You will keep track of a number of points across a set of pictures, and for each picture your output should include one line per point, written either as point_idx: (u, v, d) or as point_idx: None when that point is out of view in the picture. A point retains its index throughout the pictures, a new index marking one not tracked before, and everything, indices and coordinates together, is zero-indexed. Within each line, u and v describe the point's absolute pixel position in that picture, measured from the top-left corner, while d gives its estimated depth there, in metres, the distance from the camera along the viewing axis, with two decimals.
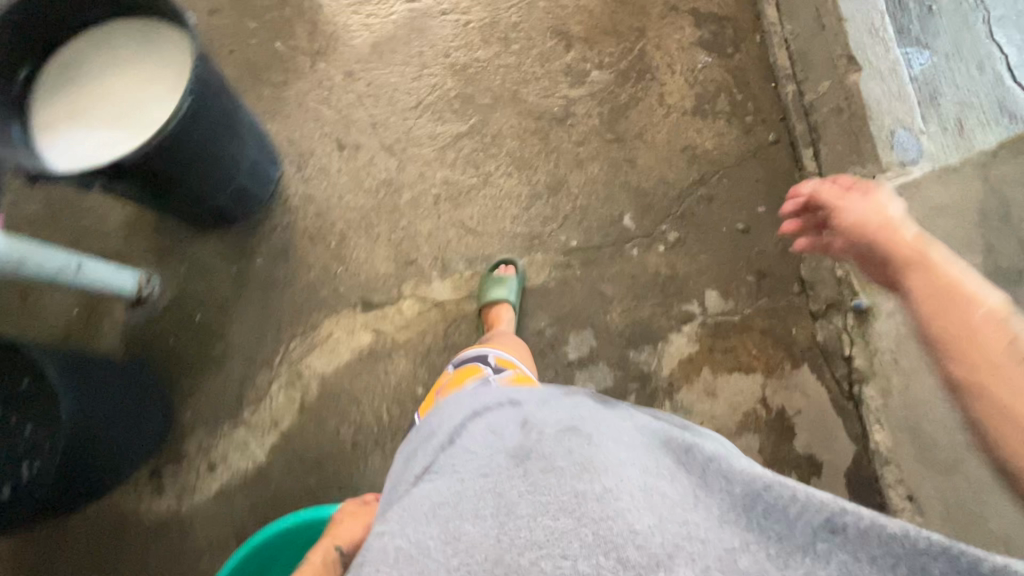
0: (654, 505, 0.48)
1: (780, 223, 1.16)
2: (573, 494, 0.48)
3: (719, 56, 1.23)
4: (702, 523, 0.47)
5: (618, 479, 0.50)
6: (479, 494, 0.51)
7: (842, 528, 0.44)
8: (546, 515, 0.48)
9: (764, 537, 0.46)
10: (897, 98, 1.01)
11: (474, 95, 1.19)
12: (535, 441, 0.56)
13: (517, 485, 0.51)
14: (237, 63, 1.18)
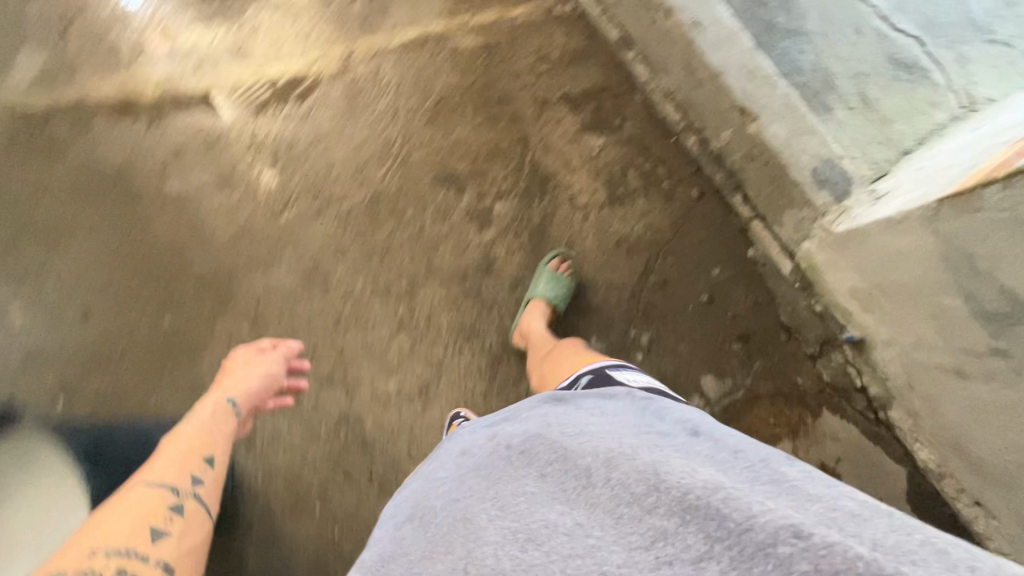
0: (621, 528, 0.47)
1: (741, 278, 1.11)
2: (546, 525, 0.49)
3: (610, 133, 1.16)
4: (665, 528, 0.45)
5: (588, 509, 0.50)
6: (458, 527, 0.52)
7: (807, 535, 0.40)
8: (515, 542, 0.48)
9: (724, 531, 0.42)
10: (803, 133, 0.96)
11: (389, 285, 1.11)
12: (511, 474, 0.56)
13: (488, 512, 0.52)
14: (135, 361, 1.09)
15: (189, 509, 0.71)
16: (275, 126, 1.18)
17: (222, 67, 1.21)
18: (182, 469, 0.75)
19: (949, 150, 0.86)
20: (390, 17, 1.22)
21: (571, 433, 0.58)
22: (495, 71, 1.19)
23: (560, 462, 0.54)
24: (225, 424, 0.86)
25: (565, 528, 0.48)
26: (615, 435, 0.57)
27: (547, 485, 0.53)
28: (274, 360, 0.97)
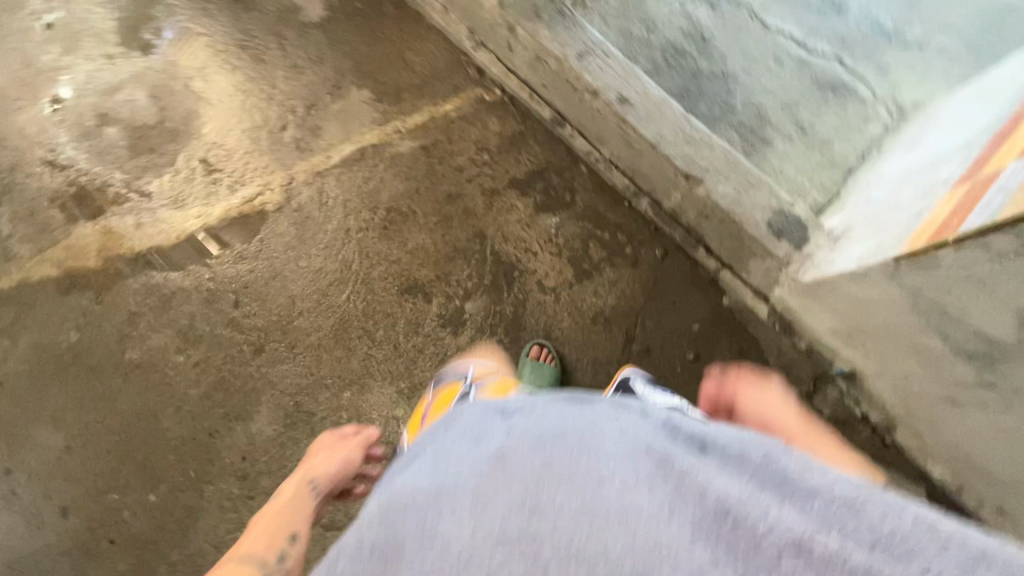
0: (629, 524, 0.40)
1: (722, 329, 1.11)
2: (550, 501, 0.42)
3: (563, 210, 1.16)
4: (677, 540, 0.39)
5: (593, 494, 0.42)
6: (453, 489, 0.46)
7: (806, 549, 0.37)
8: (510, 514, 0.42)
9: (732, 554, 0.38)
10: (751, 188, 0.97)
11: (375, 410, 1.09)
12: (510, 449, 0.49)
13: (483, 479, 0.46)
14: (126, 547, 1.04)
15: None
16: (227, 270, 1.15)
17: (162, 221, 1.18)
18: (273, 542, 0.75)
19: (901, 182, 0.87)
20: (323, 139, 1.22)
21: (588, 425, 0.51)
22: (438, 171, 1.19)
23: (566, 447, 0.47)
24: (306, 503, 0.86)
25: (565, 505, 0.42)
26: (636, 428, 0.50)
27: (553, 468, 0.45)
28: (351, 443, 0.97)
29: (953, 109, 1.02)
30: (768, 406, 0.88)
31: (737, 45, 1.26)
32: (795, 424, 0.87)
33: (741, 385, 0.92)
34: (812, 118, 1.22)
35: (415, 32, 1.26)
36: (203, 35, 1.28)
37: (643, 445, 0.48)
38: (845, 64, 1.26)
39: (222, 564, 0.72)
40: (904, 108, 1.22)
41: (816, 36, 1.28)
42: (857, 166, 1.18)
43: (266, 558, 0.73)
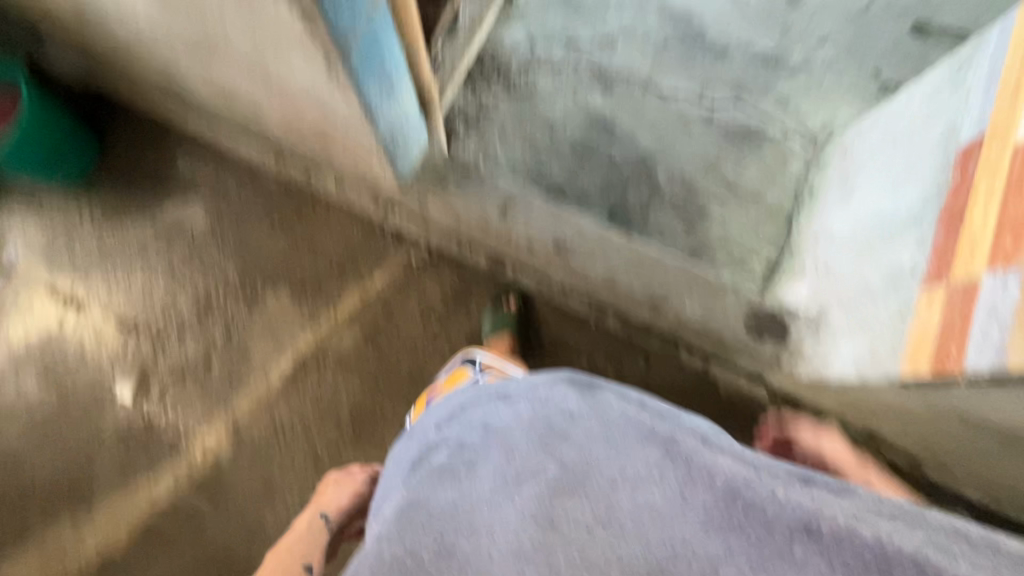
0: (637, 526, 0.51)
1: (731, 422, 1.06)
2: (567, 510, 0.53)
3: (533, 352, 1.10)
4: (685, 530, 0.50)
5: (609, 505, 0.53)
6: (485, 506, 0.55)
7: (816, 530, 0.48)
8: (535, 526, 0.52)
9: (745, 537, 0.49)
10: (718, 296, 0.95)
11: None
12: (534, 464, 0.57)
13: (511, 496, 0.55)
14: None
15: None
16: (199, 546, 1.02)
17: (105, 518, 1.03)
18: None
19: (857, 256, 0.87)
20: (254, 360, 1.10)
21: (601, 424, 0.60)
22: (391, 354, 1.10)
23: (581, 459, 0.57)
24: (314, 547, 0.80)
25: (582, 519, 0.52)
26: (647, 422, 0.60)
27: (567, 478, 0.55)
28: (359, 474, 0.89)
29: (871, 145, 1.01)
30: (846, 456, 0.84)
31: (641, 121, 1.24)
32: (866, 468, 0.82)
33: (802, 429, 0.91)
34: (737, 172, 1.21)
35: (316, 213, 1.16)
36: (80, 288, 1.13)
37: (641, 440, 0.58)
38: (746, 108, 1.26)
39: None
40: (815, 135, 1.24)
41: (711, 88, 1.28)
42: (795, 209, 1.18)
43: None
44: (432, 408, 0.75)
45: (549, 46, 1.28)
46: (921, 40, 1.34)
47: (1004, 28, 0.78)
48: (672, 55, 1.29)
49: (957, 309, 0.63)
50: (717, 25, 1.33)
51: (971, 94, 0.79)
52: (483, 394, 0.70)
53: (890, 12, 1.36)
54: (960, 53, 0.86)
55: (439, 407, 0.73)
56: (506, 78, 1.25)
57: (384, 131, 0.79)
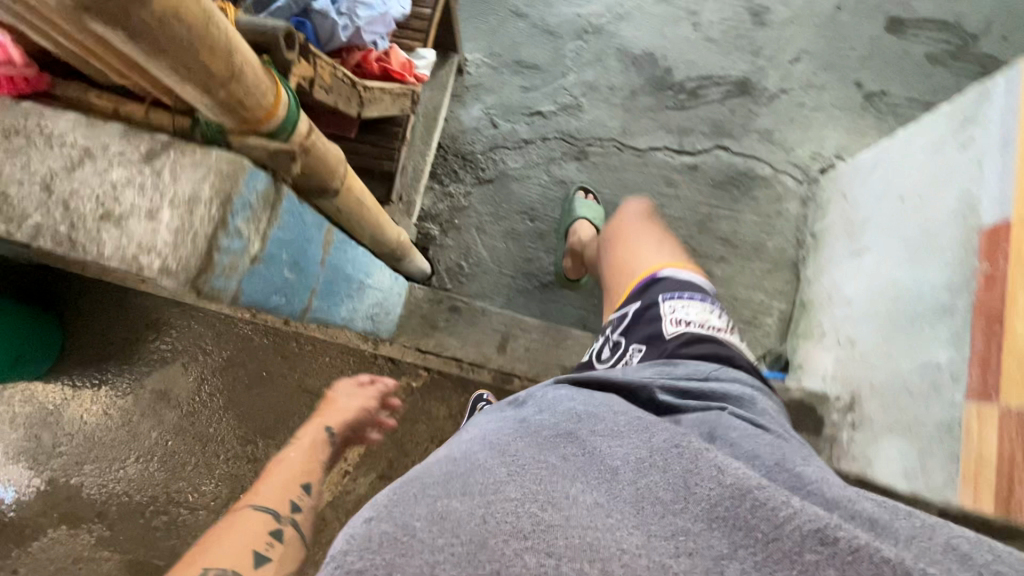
0: (643, 518, 0.33)
1: None
2: (565, 491, 0.34)
3: None
4: (689, 527, 0.33)
5: (612, 486, 0.36)
6: (474, 474, 0.36)
7: (834, 538, 0.30)
8: (532, 502, 0.33)
9: (752, 540, 0.31)
10: None
11: None
12: (538, 443, 0.40)
13: (503, 466, 0.36)
14: None
15: (288, 534, 0.61)
16: None
17: None
18: (286, 498, 0.68)
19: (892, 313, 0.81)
20: None
21: (612, 411, 0.45)
22: None
23: (586, 441, 0.40)
24: (322, 455, 0.82)
25: (584, 499, 0.34)
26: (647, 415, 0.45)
27: (581, 459, 0.38)
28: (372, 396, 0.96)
29: (872, 192, 0.95)
30: None
31: (622, 186, 1.16)
32: None
33: None
34: (734, 225, 1.14)
35: (300, 354, 1.09)
36: (69, 483, 1.06)
37: (660, 423, 0.43)
38: (730, 149, 1.18)
39: (250, 503, 0.64)
40: (808, 168, 1.16)
41: (690, 133, 1.19)
42: (799, 256, 1.12)
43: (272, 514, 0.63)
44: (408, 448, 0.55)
45: (512, 121, 1.19)
46: (899, 37, 1.26)
47: (1009, 88, 0.71)
48: (643, 105, 1.21)
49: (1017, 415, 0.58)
50: (684, 60, 1.24)
51: (983, 160, 0.72)
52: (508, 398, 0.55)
53: (860, 9, 1.27)
54: (961, 98, 0.80)
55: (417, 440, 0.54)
56: (472, 166, 1.17)
57: (364, 319, 0.72)
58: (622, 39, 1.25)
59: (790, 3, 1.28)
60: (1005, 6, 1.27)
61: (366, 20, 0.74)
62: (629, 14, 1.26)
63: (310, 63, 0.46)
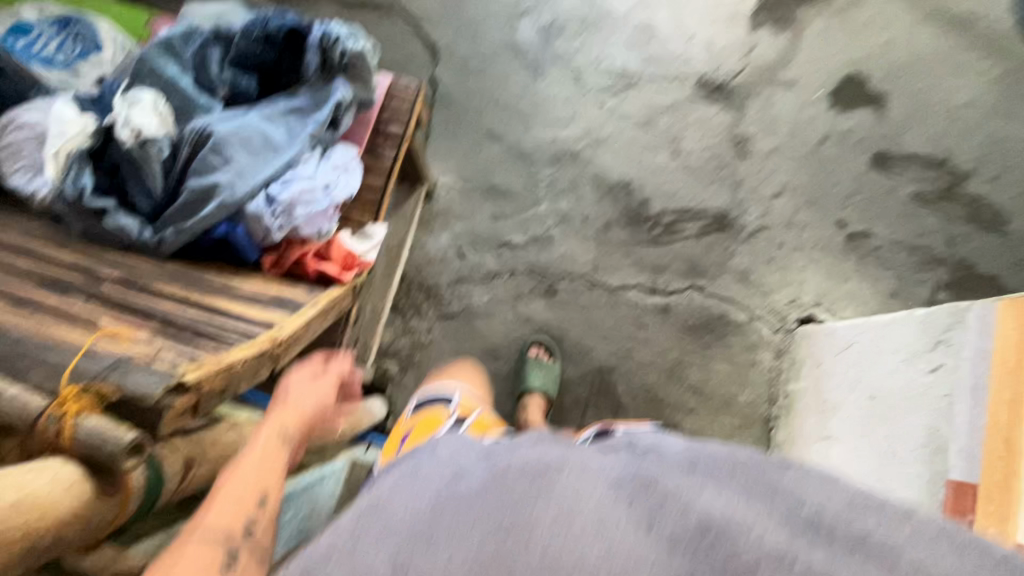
0: (613, 530, 0.36)
1: None
2: (528, 515, 0.37)
3: None
4: (651, 555, 0.35)
5: (580, 494, 0.38)
6: (438, 518, 0.37)
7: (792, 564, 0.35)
8: (496, 533, 0.36)
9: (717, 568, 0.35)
10: None
11: None
12: (511, 463, 0.42)
13: (461, 515, 0.37)
14: None
15: (246, 556, 0.45)
16: None
17: None
18: (240, 511, 0.49)
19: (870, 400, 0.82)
20: None
21: (586, 446, 0.47)
22: None
23: (549, 453, 0.43)
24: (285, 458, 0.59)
25: (549, 516, 0.37)
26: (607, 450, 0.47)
27: (540, 475, 0.41)
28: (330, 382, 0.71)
29: (843, 377, 0.90)
30: None
31: (592, 327, 1.13)
32: None
33: None
34: (704, 374, 1.10)
35: None
36: None
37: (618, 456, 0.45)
38: (705, 291, 1.14)
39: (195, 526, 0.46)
40: (784, 315, 1.12)
41: (664, 271, 1.15)
42: (771, 413, 1.07)
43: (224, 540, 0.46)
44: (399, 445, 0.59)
45: (480, 252, 1.16)
46: (885, 173, 1.22)
47: (982, 332, 0.67)
48: (617, 238, 1.17)
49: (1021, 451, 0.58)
50: (662, 190, 1.20)
51: (953, 400, 0.67)
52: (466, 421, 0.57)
53: (845, 141, 1.24)
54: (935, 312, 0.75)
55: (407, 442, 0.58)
56: (436, 300, 1.13)
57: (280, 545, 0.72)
58: (599, 166, 1.21)
59: (773, 132, 1.24)
60: (995, 144, 1.24)
61: (305, 217, 0.70)
62: (607, 139, 1.23)
63: (188, 394, 0.49)
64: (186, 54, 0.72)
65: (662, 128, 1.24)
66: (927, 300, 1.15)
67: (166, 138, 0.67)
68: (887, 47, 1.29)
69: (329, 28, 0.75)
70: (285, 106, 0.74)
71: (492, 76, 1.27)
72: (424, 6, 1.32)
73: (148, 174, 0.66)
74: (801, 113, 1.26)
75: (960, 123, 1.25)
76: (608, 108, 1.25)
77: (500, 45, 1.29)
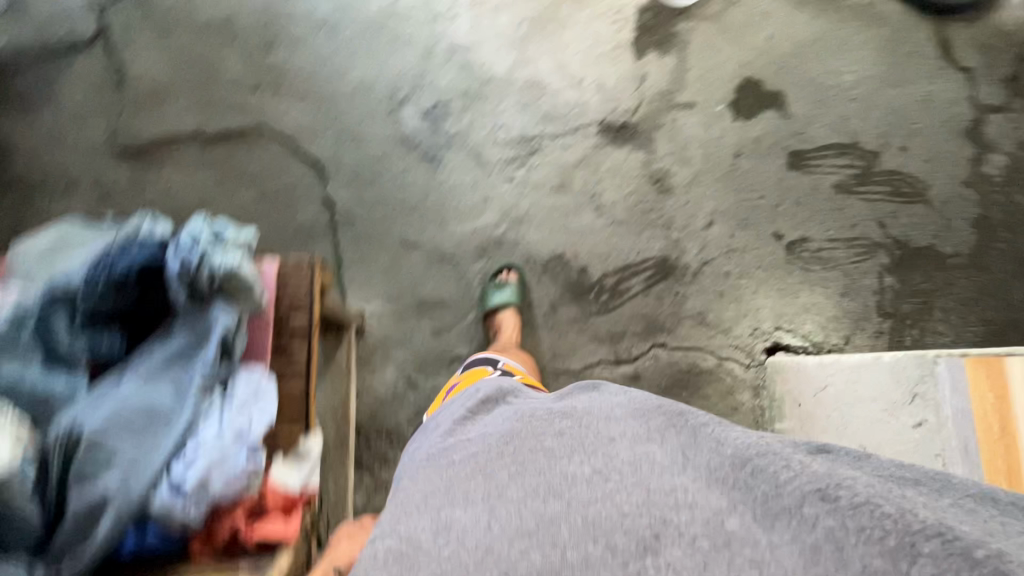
0: (639, 480, 0.49)
1: None
2: (564, 477, 0.51)
3: None
4: (687, 487, 0.48)
5: (606, 458, 0.52)
6: (486, 487, 0.52)
7: (833, 497, 0.42)
8: (537, 498, 0.50)
9: (750, 497, 0.45)
10: None
11: None
12: (542, 429, 0.57)
13: (519, 474, 0.52)
14: None
15: None
16: None
17: None
18: None
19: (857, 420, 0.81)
20: None
21: (610, 406, 0.61)
22: None
23: (579, 425, 0.57)
24: None
25: (583, 475, 0.51)
26: (645, 402, 0.60)
27: (578, 438, 0.55)
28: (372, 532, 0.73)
29: (826, 420, 0.87)
30: None
31: None
32: None
33: None
34: None
35: None
36: None
37: (660, 414, 0.58)
38: (668, 346, 1.12)
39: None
40: (751, 347, 1.12)
41: (623, 337, 1.12)
42: None
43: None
44: (445, 406, 0.72)
45: (433, 376, 1.08)
46: (803, 172, 1.22)
47: (957, 391, 0.65)
48: (567, 319, 1.13)
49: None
50: (597, 253, 1.16)
51: (947, 461, 0.65)
52: (503, 383, 0.73)
53: (759, 151, 1.22)
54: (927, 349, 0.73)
55: (448, 406, 0.71)
56: (402, 442, 1.05)
57: None
58: (527, 247, 1.16)
59: (687, 160, 1.21)
60: (893, 114, 1.26)
61: (222, 486, 0.61)
62: (527, 215, 1.17)
63: None
64: (21, 339, 0.60)
65: (579, 187, 1.19)
66: (876, 290, 1.16)
67: (27, 463, 0.54)
68: (771, 43, 1.28)
69: (186, 253, 0.64)
70: (160, 355, 0.64)
71: (389, 180, 1.18)
72: (294, 121, 1.20)
73: (17, 517, 0.53)
74: (709, 133, 1.23)
75: (858, 101, 1.26)
76: (519, 181, 1.19)
77: (389, 144, 1.20)
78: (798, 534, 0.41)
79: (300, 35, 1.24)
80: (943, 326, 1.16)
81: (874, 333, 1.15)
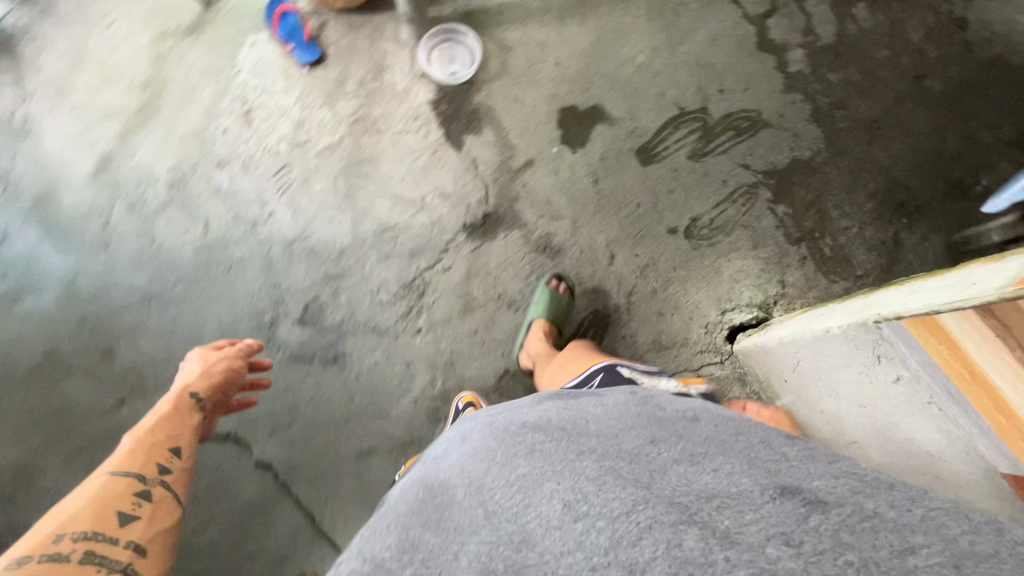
0: (600, 493, 0.46)
1: None
2: (538, 520, 0.46)
3: None
4: (656, 514, 0.42)
5: (572, 475, 0.49)
6: (459, 515, 0.51)
7: (798, 542, 0.38)
8: (502, 525, 0.48)
9: (705, 525, 0.41)
10: None
11: None
12: (520, 456, 0.54)
13: (491, 503, 0.50)
14: None
15: (159, 495, 0.78)
16: None
17: None
18: (151, 463, 0.81)
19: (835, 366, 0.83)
20: None
21: (588, 424, 0.59)
22: None
23: (555, 443, 0.55)
24: (190, 419, 0.91)
25: (553, 508, 0.47)
26: (627, 422, 0.58)
27: (556, 459, 0.52)
28: (237, 354, 1.01)
29: (817, 389, 0.89)
30: None
31: None
32: None
33: None
34: None
35: None
36: None
37: (636, 433, 0.55)
38: None
39: (65, 533, 0.67)
40: (715, 342, 1.15)
41: None
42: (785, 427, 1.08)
43: (69, 556, 0.65)
44: (435, 448, 0.72)
45: None
46: (658, 162, 1.24)
47: (909, 345, 0.68)
48: None
49: (1014, 345, 0.53)
50: None
51: (941, 405, 0.67)
52: (486, 413, 0.73)
53: (611, 166, 1.24)
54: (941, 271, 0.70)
55: (438, 448, 0.72)
56: None
57: None
58: (473, 383, 1.12)
59: (559, 213, 1.21)
60: (696, 66, 1.30)
61: None
62: (454, 353, 1.13)
63: None
64: None
65: (483, 298, 1.16)
66: (777, 226, 1.21)
67: None
68: (561, 67, 1.30)
69: None
70: None
71: (309, 405, 1.10)
72: None
73: None
74: (561, 177, 1.23)
75: (663, 73, 1.30)
76: (426, 327, 1.14)
77: (286, 371, 1.11)
78: (756, 559, 0.38)
79: (134, 321, 1.14)
80: (846, 220, 1.22)
81: (799, 262, 1.19)
